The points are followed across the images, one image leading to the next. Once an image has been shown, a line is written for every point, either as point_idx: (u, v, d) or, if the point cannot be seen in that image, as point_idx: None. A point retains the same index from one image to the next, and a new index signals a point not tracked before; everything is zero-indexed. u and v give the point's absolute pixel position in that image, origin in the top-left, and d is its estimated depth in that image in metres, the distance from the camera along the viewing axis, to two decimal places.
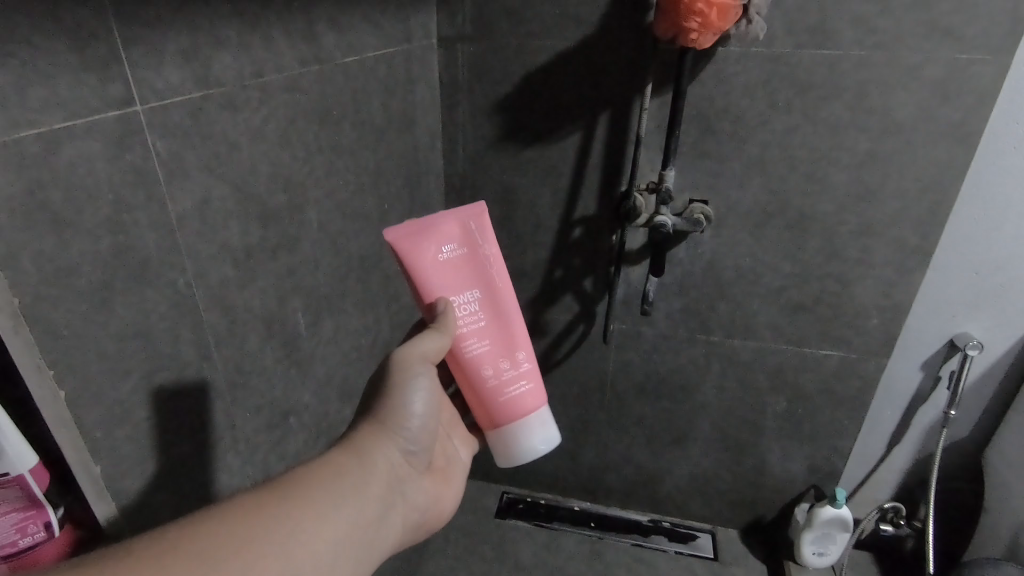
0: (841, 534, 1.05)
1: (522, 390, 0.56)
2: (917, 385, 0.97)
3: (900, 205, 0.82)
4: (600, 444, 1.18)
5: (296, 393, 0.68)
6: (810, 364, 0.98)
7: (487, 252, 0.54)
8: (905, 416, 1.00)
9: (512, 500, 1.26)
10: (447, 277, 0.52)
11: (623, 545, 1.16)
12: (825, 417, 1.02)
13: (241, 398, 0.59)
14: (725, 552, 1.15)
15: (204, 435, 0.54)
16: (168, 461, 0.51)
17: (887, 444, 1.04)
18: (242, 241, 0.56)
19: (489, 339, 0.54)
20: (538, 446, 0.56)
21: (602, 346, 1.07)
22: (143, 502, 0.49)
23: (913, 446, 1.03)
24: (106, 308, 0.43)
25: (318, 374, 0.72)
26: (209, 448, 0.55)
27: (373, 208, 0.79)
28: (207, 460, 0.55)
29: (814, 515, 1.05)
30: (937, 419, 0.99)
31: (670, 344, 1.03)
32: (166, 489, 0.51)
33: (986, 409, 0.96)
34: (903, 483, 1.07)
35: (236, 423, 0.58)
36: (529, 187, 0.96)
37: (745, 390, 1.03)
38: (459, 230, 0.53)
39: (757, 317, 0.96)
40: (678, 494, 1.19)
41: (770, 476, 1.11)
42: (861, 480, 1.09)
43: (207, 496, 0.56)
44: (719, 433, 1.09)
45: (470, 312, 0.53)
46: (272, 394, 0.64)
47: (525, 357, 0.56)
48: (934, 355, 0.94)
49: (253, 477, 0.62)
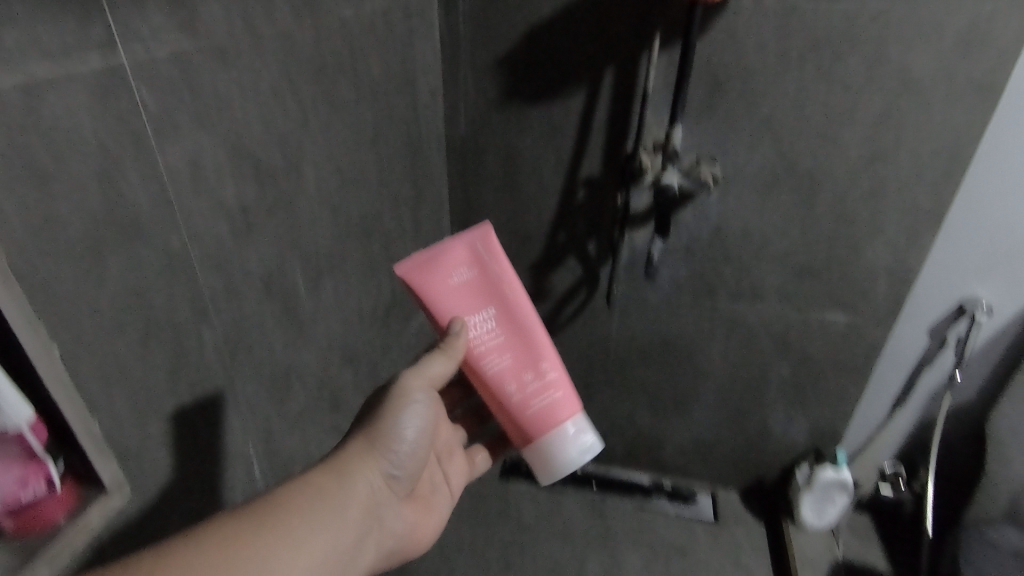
0: (841, 496, 1.07)
1: (550, 400, 0.57)
2: (923, 350, 0.97)
3: (915, 166, 0.80)
4: (603, 406, 1.18)
5: (298, 359, 0.68)
6: (814, 328, 0.97)
7: (496, 268, 0.55)
8: (910, 382, 1.01)
9: (515, 463, 1.25)
10: (460, 301, 0.54)
11: (625, 505, 1.18)
12: (830, 382, 1.01)
13: (240, 360, 0.58)
14: (725, 512, 1.17)
15: (201, 395, 0.54)
16: (173, 424, 0.52)
17: (890, 408, 1.05)
18: (238, 201, 0.54)
19: (509, 355, 0.56)
20: (573, 455, 0.58)
21: (606, 311, 1.07)
22: (149, 464, 0.50)
23: (918, 408, 1.04)
24: (97, 265, 0.42)
25: (320, 339, 0.72)
26: (208, 407, 0.55)
27: (371, 169, 0.77)
28: (208, 419, 0.55)
29: (814, 477, 1.07)
30: (942, 382, 1.00)
31: (676, 310, 1.02)
32: (170, 452, 0.52)
33: (992, 371, 0.97)
34: (906, 445, 1.09)
35: (237, 385, 0.58)
36: (533, 149, 0.94)
37: (748, 355, 1.03)
38: (467, 253, 0.54)
39: (763, 281, 0.95)
40: (680, 457, 1.20)
41: (772, 439, 1.12)
42: (863, 442, 1.11)
43: (210, 457, 0.57)
44: (721, 396, 1.09)
45: (488, 330, 0.55)
46: (276, 357, 0.64)
47: (550, 366, 0.58)
48: (942, 320, 0.94)
49: (255, 436, 0.63)
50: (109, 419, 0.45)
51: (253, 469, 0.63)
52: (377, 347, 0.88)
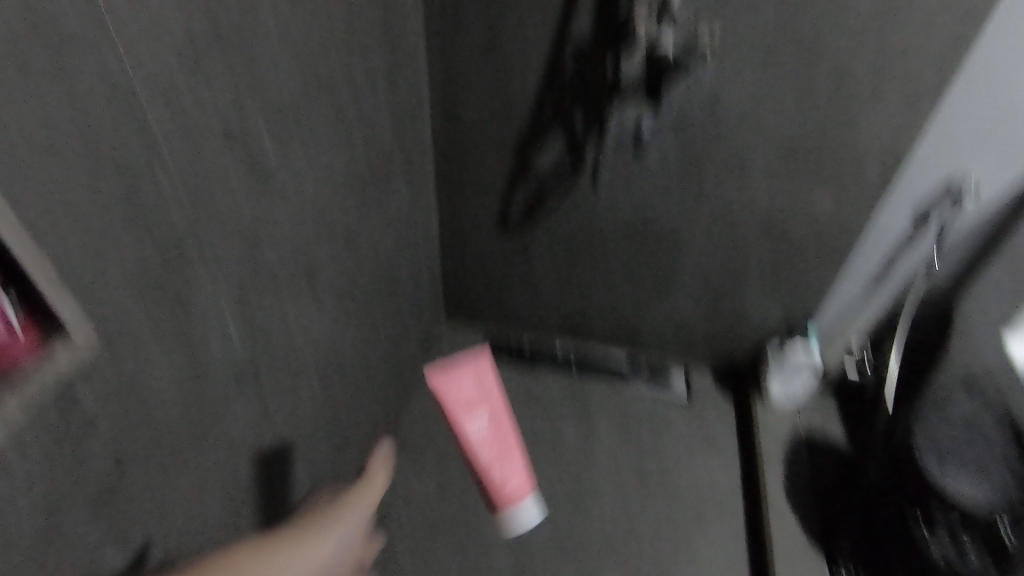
0: (807, 376, 1.12)
1: (514, 484, 0.69)
2: (904, 233, 0.98)
3: (927, 30, 0.74)
4: (585, 288, 1.18)
5: (269, 225, 0.65)
6: (799, 210, 0.95)
7: (493, 391, 0.70)
8: (889, 262, 1.03)
9: (497, 345, 1.28)
10: (461, 395, 0.68)
11: (601, 383, 1.23)
12: (807, 264, 1.02)
13: (207, 216, 0.55)
14: (696, 390, 1.22)
15: (168, 248, 0.51)
16: (157, 285, 0.51)
17: (866, 293, 1.07)
18: (186, 35, 0.48)
19: (489, 435, 0.69)
20: (525, 521, 0.70)
21: (591, 194, 1.03)
22: (134, 324, 0.49)
23: (891, 292, 1.07)
24: (26, 81, 0.37)
25: (293, 206, 0.68)
26: (178, 261, 0.53)
27: (337, 17, 0.69)
28: (179, 273, 0.53)
29: (784, 354, 1.13)
30: (918, 265, 1.02)
31: (664, 192, 0.99)
32: (150, 311, 0.51)
33: (965, 252, 0.97)
34: (875, 328, 1.13)
35: (208, 242, 0.56)
36: (518, 7, 0.85)
37: (731, 238, 1.02)
38: (474, 372, 0.69)
39: (753, 159, 0.91)
40: (657, 339, 1.23)
41: (747, 321, 1.14)
42: (835, 326, 1.14)
43: (195, 321, 0.56)
44: (700, 280, 1.10)
45: (478, 424, 0.69)
46: (245, 222, 0.60)
47: (520, 462, 0.71)
48: (928, 199, 0.94)
49: (231, 302, 0.61)
50: (69, 261, 0.42)
51: (233, 340, 0.62)
52: (359, 219, 0.85)
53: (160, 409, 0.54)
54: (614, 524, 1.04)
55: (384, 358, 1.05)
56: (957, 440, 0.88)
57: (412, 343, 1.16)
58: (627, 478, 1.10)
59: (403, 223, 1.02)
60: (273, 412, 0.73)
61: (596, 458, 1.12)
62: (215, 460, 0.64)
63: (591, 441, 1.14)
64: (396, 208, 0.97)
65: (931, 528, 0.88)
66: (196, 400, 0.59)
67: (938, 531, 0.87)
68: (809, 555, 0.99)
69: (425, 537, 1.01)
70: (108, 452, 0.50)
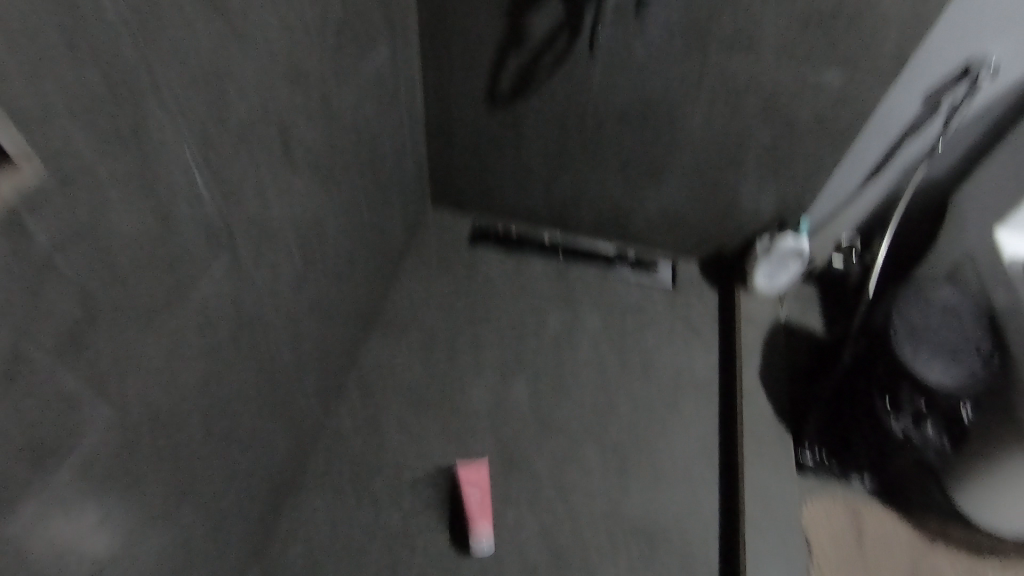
0: (795, 262, 1.09)
1: None
2: (912, 118, 0.92)
3: None
4: (575, 172, 1.12)
5: (241, 73, 0.56)
6: (806, 87, 0.89)
7: None
8: (890, 152, 0.98)
9: (483, 231, 1.24)
10: None
11: (588, 271, 1.21)
12: (806, 149, 0.97)
13: (162, 58, 0.47)
14: (683, 280, 1.21)
15: (127, 95, 0.44)
16: (112, 110, 0.43)
17: (862, 180, 1.03)
18: None
19: None
20: None
21: (589, 59, 0.94)
22: (88, 157, 0.42)
23: (889, 181, 1.03)
24: None
25: (267, 56, 0.59)
26: (140, 114, 0.46)
27: None
28: (141, 126, 0.46)
29: (772, 245, 1.08)
30: (921, 153, 0.97)
31: (667, 61, 0.91)
32: (114, 166, 0.45)
33: (974, 143, 0.94)
34: (867, 220, 1.10)
35: (163, 93, 0.48)
36: None
37: (732, 118, 0.95)
38: None
39: (764, 27, 0.83)
40: (648, 228, 1.19)
41: (739, 209, 1.10)
42: (827, 216, 1.11)
43: (161, 164, 0.49)
44: (697, 165, 1.04)
45: None
46: (212, 62, 0.52)
47: None
48: (940, 84, 0.87)
49: (196, 167, 0.53)
50: (25, 95, 0.36)
51: (203, 197, 0.55)
52: (342, 83, 0.76)
53: (128, 260, 0.48)
54: (596, 405, 1.04)
55: (369, 240, 1.00)
56: (925, 324, 0.84)
57: (397, 226, 1.11)
58: (612, 363, 1.09)
59: (389, 92, 0.92)
60: (257, 289, 0.68)
61: (579, 342, 1.11)
62: (197, 345, 0.59)
63: (573, 329, 1.12)
64: (381, 73, 0.87)
65: (897, 413, 0.89)
66: (172, 268, 0.53)
67: (904, 416, 0.88)
68: (776, 442, 0.99)
69: (408, 415, 1.00)
70: (73, 301, 0.44)
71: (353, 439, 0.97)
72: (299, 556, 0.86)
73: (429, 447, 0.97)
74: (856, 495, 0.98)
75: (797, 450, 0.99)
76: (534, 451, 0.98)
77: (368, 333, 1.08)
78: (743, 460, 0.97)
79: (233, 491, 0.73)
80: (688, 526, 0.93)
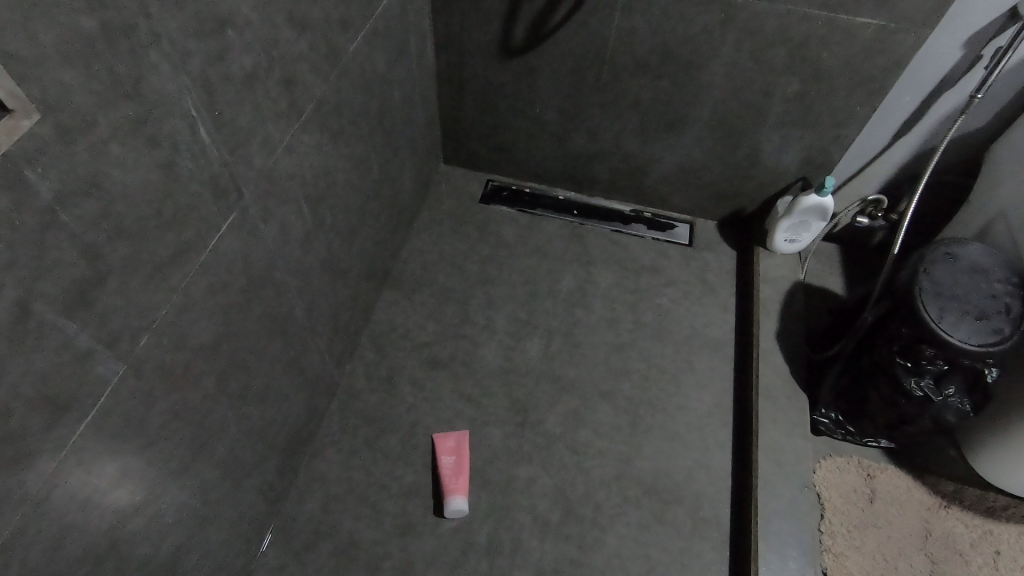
0: (817, 223, 1.05)
1: None
2: (950, 68, 0.86)
3: None
4: (591, 128, 1.08)
5: (244, 23, 0.53)
6: (839, 36, 0.83)
7: None
8: (924, 104, 0.92)
9: (497, 189, 1.23)
10: None
11: (602, 231, 1.18)
12: (836, 102, 0.92)
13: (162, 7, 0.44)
14: (700, 239, 1.18)
15: (126, 47, 0.42)
16: (110, 59, 0.41)
17: (893, 135, 0.97)
18: None
19: None
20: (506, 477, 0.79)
21: (607, 6, 0.89)
22: (88, 109, 0.40)
23: (921, 136, 0.96)
24: None
25: (272, 6, 0.57)
26: (141, 68, 0.44)
27: None
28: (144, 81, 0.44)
29: (794, 205, 1.03)
30: (958, 106, 0.91)
31: (689, 8, 0.86)
32: (118, 122, 0.43)
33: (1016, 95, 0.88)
34: (895, 177, 1.04)
35: (165, 46, 0.45)
36: None
37: (757, 70, 0.91)
38: None
39: None
40: (665, 186, 1.15)
41: (761, 167, 1.06)
42: (854, 172, 1.05)
43: (166, 116, 0.47)
44: (719, 120, 1.00)
45: None
46: (214, 11, 0.49)
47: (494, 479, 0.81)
48: (983, 31, 0.81)
49: (205, 122, 0.52)
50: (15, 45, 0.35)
51: (209, 153, 0.53)
52: (350, 34, 0.73)
53: (136, 217, 0.47)
54: (608, 364, 1.03)
55: (381, 198, 0.98)
56: (950, 281, 0.80)
57: (409, 183, 1.09)
58: (625, 323, 1.07)
59: (400, 44, 0.89)
60: (267, 248, 0.67)
61: (594, 303, 1.10)
62: (211, 304, 0.59)
63: (586, 288, 1.11)
64: (390, 24, 0.83)
65: (918, 375, 0.83)
66: (180, 229, 0.52)
67: (925, 378, 0.83)
68: (791, 404, 0.97)
69: (420, 374, 1.00)
70: (82, 258, 0.43)
71: (367, 395, 0.98)
72: (315, 508, 0.88)
73: (442, 406, 0.97)
74: (871, 459, 0.96)
75: (813, 418, 0.97)
76: (547, 410, 0.98)
77: (380, 290, 1.08)
78: (756, 424, 0.95)
79: (250, 445, 0.75)
80: (700, 484, 0.93)
